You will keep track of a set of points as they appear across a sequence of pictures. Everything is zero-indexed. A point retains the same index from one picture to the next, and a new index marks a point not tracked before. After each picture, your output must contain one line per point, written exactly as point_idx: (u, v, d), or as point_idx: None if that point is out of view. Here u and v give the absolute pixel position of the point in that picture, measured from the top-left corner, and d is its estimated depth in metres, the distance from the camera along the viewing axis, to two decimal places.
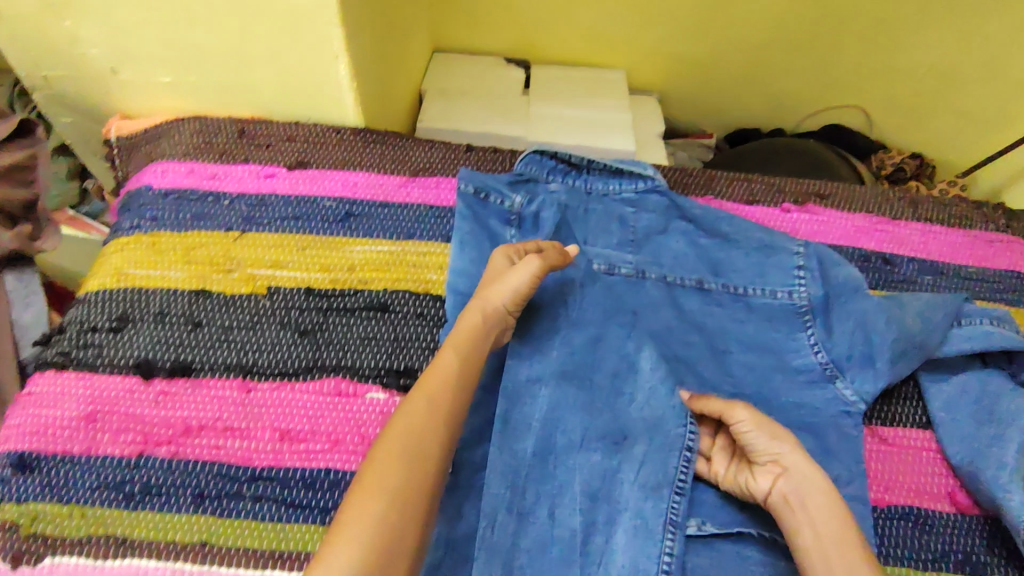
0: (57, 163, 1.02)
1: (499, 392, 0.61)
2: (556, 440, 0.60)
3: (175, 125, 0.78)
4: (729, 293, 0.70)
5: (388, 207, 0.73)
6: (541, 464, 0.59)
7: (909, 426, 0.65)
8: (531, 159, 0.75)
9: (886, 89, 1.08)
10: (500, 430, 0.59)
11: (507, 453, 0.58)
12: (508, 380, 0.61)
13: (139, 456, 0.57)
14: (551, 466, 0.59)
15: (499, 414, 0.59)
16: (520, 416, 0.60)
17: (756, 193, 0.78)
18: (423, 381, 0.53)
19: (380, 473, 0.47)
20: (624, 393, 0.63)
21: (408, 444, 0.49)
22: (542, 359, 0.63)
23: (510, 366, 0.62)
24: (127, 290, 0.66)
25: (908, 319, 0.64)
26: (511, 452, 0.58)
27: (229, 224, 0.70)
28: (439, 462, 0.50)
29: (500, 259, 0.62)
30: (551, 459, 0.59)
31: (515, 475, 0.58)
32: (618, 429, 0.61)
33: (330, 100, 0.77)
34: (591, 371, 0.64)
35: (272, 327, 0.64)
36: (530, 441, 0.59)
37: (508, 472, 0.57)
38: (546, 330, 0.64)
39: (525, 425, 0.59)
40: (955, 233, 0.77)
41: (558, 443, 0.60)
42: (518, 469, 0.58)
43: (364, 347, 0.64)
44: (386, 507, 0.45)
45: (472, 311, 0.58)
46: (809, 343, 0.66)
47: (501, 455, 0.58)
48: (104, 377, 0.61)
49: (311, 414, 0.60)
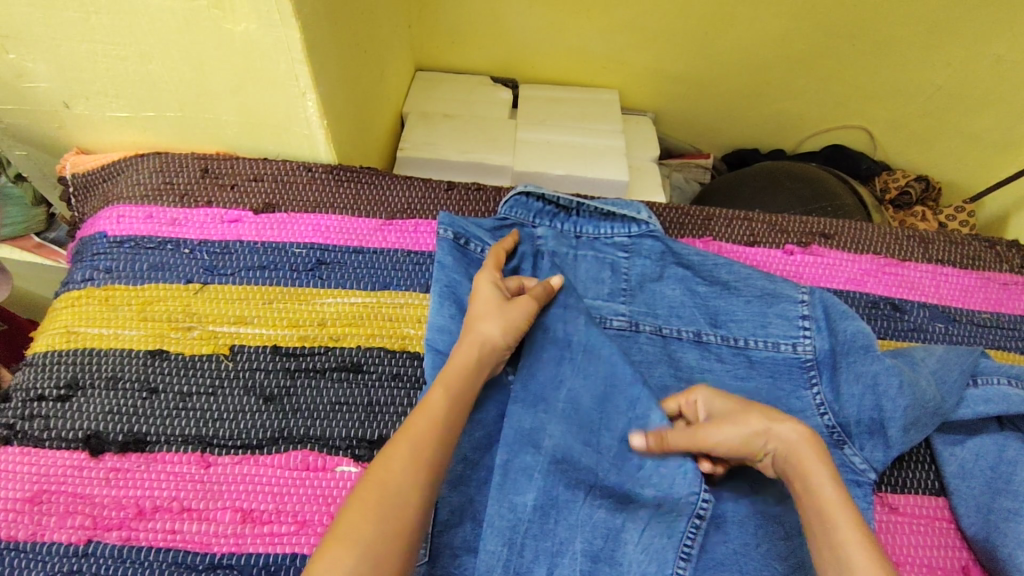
0: (24, 188, 0.85)
1: (501, 441, 0.57)
2: (558, 493, 0.55)
3: (133, 163, 0.72)
4: (728, 346, 0.65)
5: (363, 254, 0.68)
6: (542, 519, 0.54)
7: (921, 493, 0.61)
8: (517, 201, 0.71)
9: (890, 110, 1.04)
10: (498, 481, 0.55)
11: (506, 504, 0.54)
12: (509, 429, 0.57)
13: (88, 543, 0.52)
14: (551, 522, 0.54)
15: (498, 464, 0.55)
16: (521, 464, 0.56)
17: (757, 233, 0.74)
18: (411, 428, 0.49)
19: (356, 522, 0.43)
20: (631, 458, 0.57)
21: (388, 488, 0.45)
22: (547, 408, 0.58)
23: (511, 413, 0.58)
24: (78, 352, 0.60)
25: (923, 382, 0.60)
26: (510, 504, 0.54)
27: (190, 276, 0.65)
28: (417, 525, 0.44)
29: (487, 286, 0.59)
30: (552, 515, 0.55)
31: (513, 531, 0.54)
32: (623, 491, 0.56)
33: (300, 136, 0.72)
34: (602, 428, 0.58)
35: (235, 392, 0.59)
36: (531, 493, 0.55)
37: (506, 529, 0.54)
38: (547, 377, 0.60)
39: (526, 476, 0.55)
40: (968, 275, 0.73)
41: (560, 496, 0.55)
42: (517, 525, 0.54)
43: (335, 414, 0.59)
44: (359, 562, 0.41)
45: (469, 348, 0.54)
46: (815, 403, 0.62)
47: (498, 507, 0.54)
48: (52, 454, 0.56)
49: (276, 491, 0.55)
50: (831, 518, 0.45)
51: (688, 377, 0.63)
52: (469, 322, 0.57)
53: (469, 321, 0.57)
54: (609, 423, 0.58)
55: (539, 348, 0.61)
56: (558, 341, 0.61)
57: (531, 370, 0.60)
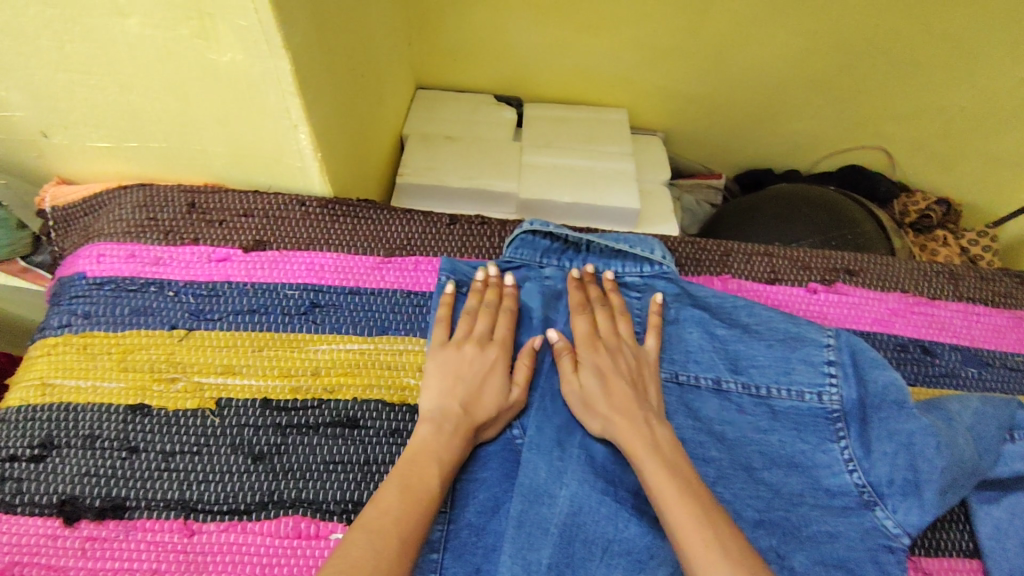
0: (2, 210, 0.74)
1: (515, 491, 0.53)
2: (573, 550, 0.52)
3: (116, 196, 0.68)
4: (749, 395, 0.61)
5: (360, 296, 0.64)
6: None
7: (956, 556, 0.57)
8: (523, 240, 0.67)
9: (909, 131, 1.00)
10: (512, 534, 0.51)
11: (519, 564, 0.50)
12: (522, 478, 0.54)
13: None
14: None
15: (514, 515, 0.52)
16: (536, 518, 0.52)
17: (778, 270, 0.70)
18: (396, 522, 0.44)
19: None
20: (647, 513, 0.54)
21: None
22: (563, 455, 0.56)
23: (525, 461, 0.55)
24: (52, 407, 0.56)
25: (960, 441, 0.56)
26: (523, 563, 0.50)
27: (175, 321, 0.61)
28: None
29: (482, 362, 0.58)
30: None
31: None
32: (643, 548, 0.52)
33: (294, 168, 0.67)
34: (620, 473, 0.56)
35: (222, 450, 0.55)
36: (546, 550, 0.51)
37: None
38: (564, 422, 0.58)
39: (541, 531, 0.52)
40: (998, 315, 0.70)
41: (576, 555, 0.52)
42: None
43: (329, 475, 0.55)
44: None
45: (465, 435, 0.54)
46: (843, 458, 0.58)
47: (511, 566, 0.50)
48: (23, 521, 0.51)
49: (265, 563, 0.51)
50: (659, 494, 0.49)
51: (708, 430, 0.59)
52: (464, 401, 0.55)
53: (464, 399, 0.56)
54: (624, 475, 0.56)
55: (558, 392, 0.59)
56: None
57: (548, 416, 0.58)
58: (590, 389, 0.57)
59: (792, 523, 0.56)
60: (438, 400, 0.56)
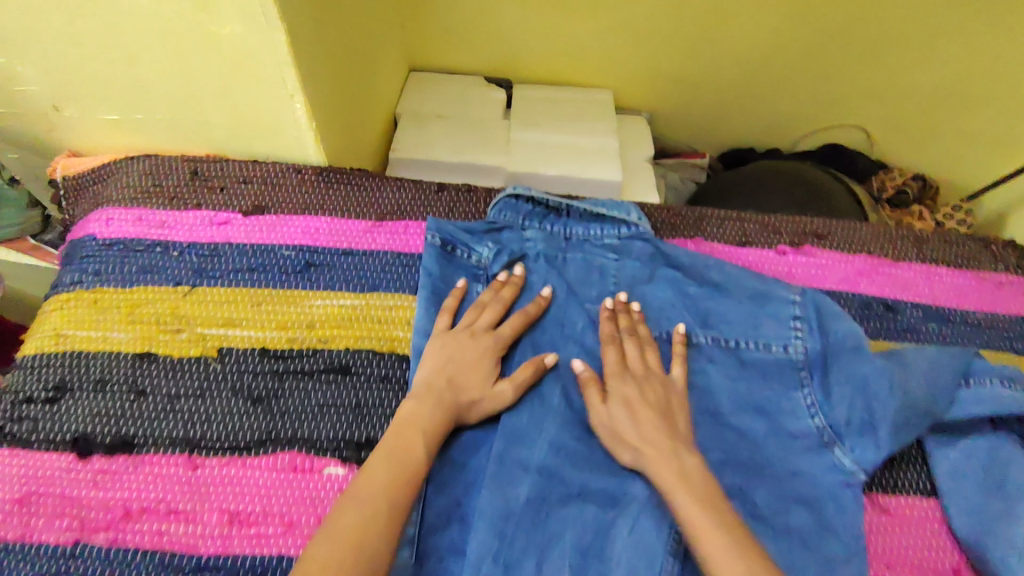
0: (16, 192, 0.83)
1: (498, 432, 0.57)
2: (550, 488, 0.55)
3: (125, 165, 0.72)
4: (718, 347, 0.65)
5: (352, 256, 0.68)
6: (534, 512, 0.54)
7: (912, 494, 0.60)
8: (506, 204, 0.70)
9: (886, 109, 1.03)
10: (494, 470, 0.55)
11: (499, 496, 0.54)
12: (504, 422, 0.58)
13: (74, 544, 0.52)
14: (543, 515, 0.54)
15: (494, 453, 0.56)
16: (515, 457, 0.56)
17: (749, 234, 0.73)
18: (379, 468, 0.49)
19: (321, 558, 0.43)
20: None
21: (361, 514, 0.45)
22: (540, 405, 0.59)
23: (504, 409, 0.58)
24: (65, 355, 0.60)
25: (912, 382, 0.60)
26: (504, 496, 0.54)
27: (179, 278, 0.65)
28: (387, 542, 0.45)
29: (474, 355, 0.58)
30: (543, 510, 0.54)
31: (504, 522, 0.53)
32: (615, 485, 0.56)
33: (290, 138, 0.72)
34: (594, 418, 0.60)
35: (223, 394, 0.59)
36: (524, 487, 0.55)
37: (497, 519, 0.53)
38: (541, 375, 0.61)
39: (520, 469, 0.56)
40: (961, 275, 0.73)
41: (553, 491, 0.55)
42: (508, 515, 0.54)
43: (322, 416, 0.59)
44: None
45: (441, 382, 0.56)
46: (805, 404, 0.62)
47: (491, 498, 0.54)
48: (40, 455, 0.56)
49: (263, 493, 0.55)
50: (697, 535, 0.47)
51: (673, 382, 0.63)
52: (450, 377, 0.57)
53: (453, 378, 0.57)
54: None
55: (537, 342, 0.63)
56: (554, 342, 0.63)
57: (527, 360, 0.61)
58: (621, 423, 0.56)
59: (756, 462, 0.59)
60: (426, 375, 0.57)
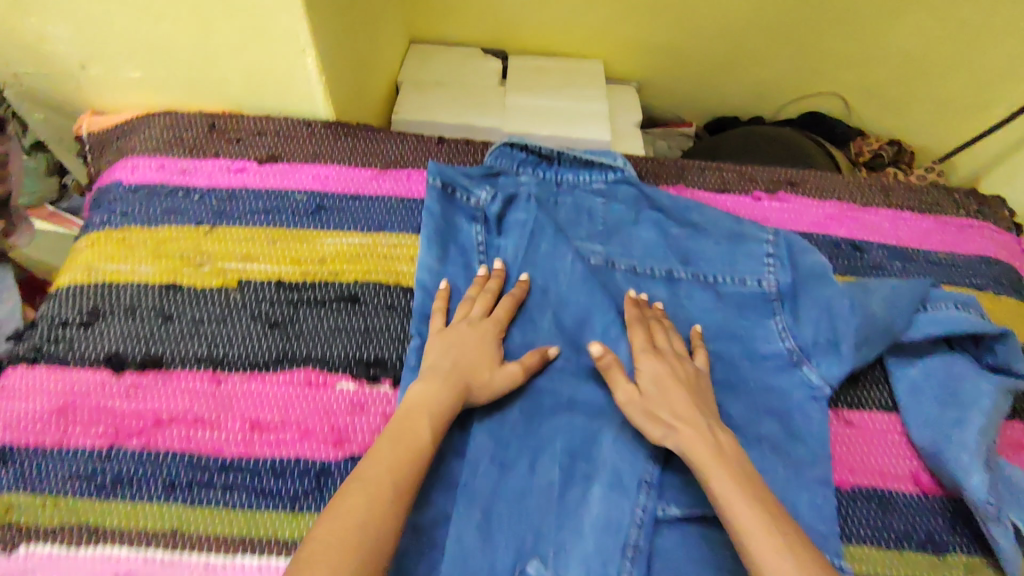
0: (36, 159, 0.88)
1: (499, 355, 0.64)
2: (543, 401, 0.62)
3: (145, 121, 0.78)
4: (698, 281, 0.70)
5: (359, 200, 0.73)
6: (527, 422, 0.61)
7: (875, 410, 0.66)
8: (502, 152, 0.76)
9: (862, 76, 1.09)
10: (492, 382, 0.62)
11: (496, 408, 0.61)
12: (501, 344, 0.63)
13: (110, 448, 0.58)
14: (535, 424, 0.61)
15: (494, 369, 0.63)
16: None
17: (727, 182, 0.79)
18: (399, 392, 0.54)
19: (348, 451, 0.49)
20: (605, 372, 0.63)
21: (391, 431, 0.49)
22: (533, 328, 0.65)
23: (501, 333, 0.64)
24: (97, 285, 0.66)
25: (872, 303, 0.66)
26: (500, 408, 0.61)
27: (200, 218, 0.70)
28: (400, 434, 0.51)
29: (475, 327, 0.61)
30: (536, 420, 0.61)
31: (501, 429, 0.60)
32: (601, 400, 0.62)
33: (301, 93, 0.77)
34: (583, 338, 0.65)
35: (243, 319, 0.65)
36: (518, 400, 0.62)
37: (495, 427, 0.60)
38: (536, 302, 0.66)
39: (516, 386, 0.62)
40: (924, 219, 0.79)
41: (544, 404, 0.62)
42: (504, 424, 0.60)
43: (334, 338, 0.64)
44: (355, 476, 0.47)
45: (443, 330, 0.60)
46: (777, 330, 0.67)
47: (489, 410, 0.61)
48: (76, 371, 0.61)
49: (281, 404, 0.61)
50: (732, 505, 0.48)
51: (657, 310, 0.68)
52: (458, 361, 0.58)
53: (460, 364, 0.58)
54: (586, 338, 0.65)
55: (529, 275, 0.67)
56: (545, 273, 0.68)
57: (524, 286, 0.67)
58: (651, 398, 0.57)
59: (731, 381, 0.65)
60: (434, 359, 0.58)
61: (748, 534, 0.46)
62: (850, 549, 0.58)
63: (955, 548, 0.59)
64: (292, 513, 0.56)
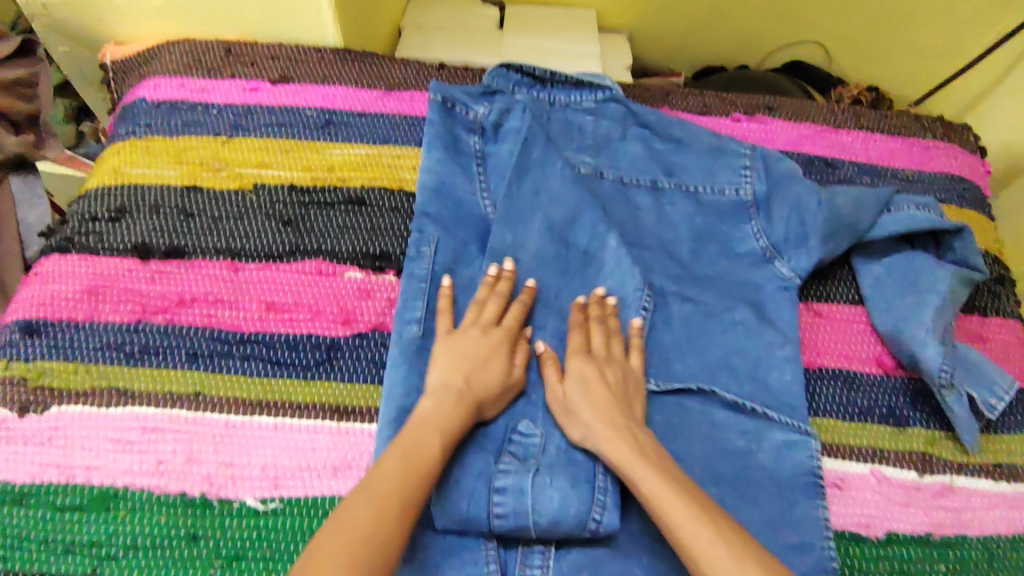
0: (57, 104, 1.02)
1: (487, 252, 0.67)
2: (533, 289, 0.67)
3: (164, 47, 0.83)
4: (680, 190, 0.75)
5: (365, 117, 0.78)
6: None
7: (842, 303, 0.71)
8: (498, 73, 0.80)
9: (844, 23, 1.14)
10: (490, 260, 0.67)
11: None
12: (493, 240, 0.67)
13: (138, 322, 0.63)
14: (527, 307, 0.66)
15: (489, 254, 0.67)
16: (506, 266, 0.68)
17: (709, 106, 0.84)
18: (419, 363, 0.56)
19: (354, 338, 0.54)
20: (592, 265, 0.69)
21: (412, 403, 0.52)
22: (525, 226, 0.69)
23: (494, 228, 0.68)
24: (123, 186, 0.71)
25: (840, 203, 0.71)
26: None
27: (219, 129, 0.76)
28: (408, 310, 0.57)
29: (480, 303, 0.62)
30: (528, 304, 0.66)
31: None
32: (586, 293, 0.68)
33: (311, 18, 0.82)
34: (571, 234, 0.70)
35: (259, 217, 0.70)
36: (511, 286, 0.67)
37: None
38: (526, 203, 0.70)
39: None
40: (893, 140, 0.84)
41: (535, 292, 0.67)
42: None
43: (342, 234, 0.70)
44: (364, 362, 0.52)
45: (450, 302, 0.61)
46: (752, 232, 0.73)
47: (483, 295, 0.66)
48: (105, 258, 0.67)
49: (295, 289, 0.66)
50: (660, 506, 0.50)
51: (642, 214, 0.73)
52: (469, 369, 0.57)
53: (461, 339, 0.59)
54: (574, 235, 0.70)
55: (522, 174, 0.71)
56: (537, 176, 0.72)
57: (518, 185, 0.71)
58: (573, 403, 0.58)
59: (709, 275, 0.71)
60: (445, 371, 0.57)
61: (681, 538, 0.48)
62: (816, 420, 0.65)
63: (913, 420, 0.65)
64: (305, 380, 0.61)
